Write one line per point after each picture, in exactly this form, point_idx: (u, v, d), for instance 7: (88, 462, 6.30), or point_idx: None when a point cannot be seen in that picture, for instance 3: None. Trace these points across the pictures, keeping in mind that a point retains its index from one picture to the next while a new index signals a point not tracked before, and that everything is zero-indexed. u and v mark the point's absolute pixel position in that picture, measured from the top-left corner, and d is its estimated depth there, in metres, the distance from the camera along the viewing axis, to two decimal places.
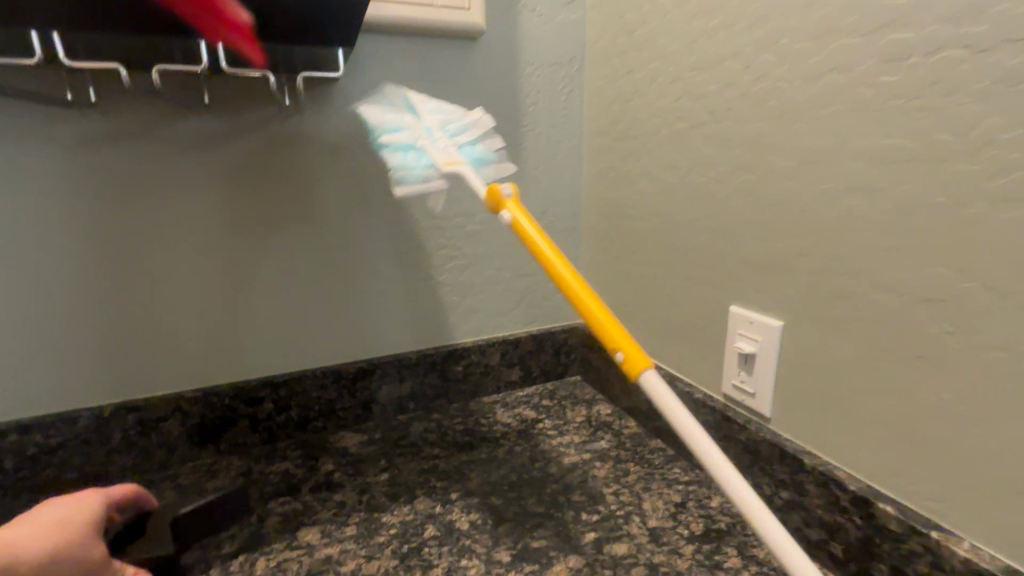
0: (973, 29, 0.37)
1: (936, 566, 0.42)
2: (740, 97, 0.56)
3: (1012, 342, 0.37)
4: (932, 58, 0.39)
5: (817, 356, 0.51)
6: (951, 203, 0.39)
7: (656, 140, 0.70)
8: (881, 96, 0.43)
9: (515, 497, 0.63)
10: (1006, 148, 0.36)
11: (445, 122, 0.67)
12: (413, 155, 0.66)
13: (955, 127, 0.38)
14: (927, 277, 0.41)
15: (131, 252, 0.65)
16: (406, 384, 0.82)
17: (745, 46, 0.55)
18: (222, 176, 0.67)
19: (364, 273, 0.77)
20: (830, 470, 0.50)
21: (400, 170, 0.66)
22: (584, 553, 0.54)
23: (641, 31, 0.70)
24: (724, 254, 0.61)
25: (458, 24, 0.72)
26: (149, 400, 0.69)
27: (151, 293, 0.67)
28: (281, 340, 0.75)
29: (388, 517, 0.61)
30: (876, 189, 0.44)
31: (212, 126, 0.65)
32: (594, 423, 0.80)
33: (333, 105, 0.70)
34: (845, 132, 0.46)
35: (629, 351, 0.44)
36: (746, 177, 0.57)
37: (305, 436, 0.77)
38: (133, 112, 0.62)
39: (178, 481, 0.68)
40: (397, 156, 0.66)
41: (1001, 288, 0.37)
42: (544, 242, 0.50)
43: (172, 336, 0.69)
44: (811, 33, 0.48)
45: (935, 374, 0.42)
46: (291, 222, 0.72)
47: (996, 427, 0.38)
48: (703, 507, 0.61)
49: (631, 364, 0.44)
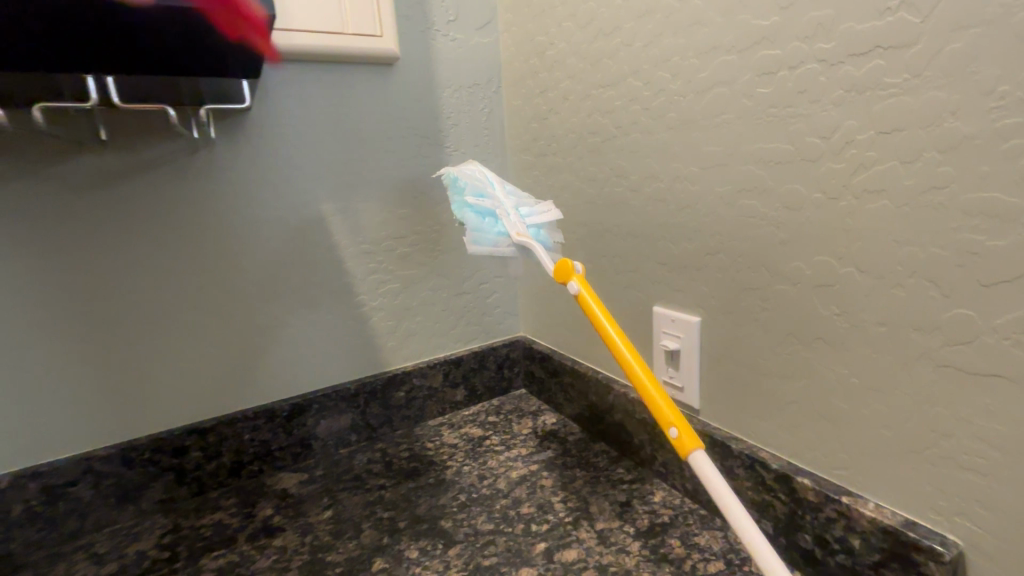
0: (825, 46, 0.41)
1: (849, 528, 0.45)
2: (643, 112, 0.60)
3: (888, 317, 0.41)
4: (797, 70, 0.44)
5: (732, 347, 0.55)
6: (826, 198, 0.43)
7: (574, 154, 0.73)
8: (759, 105, 0.47)
9: (464, 516, 0.63)
10: (862, 147, 0.40)
11: (510, 200, 0.63)
12: (489, 221, 0.63)
13: (820, 131, 0.43)
14: (817, 266, 0.45)
15: (26, 303, 0.60)
16: (347, 416, 0.80)
17: (643, 64, 0.59)
18: (127, 215, 0.63)
19: (292, 305, 0.75)
20: (754, 452, 0.53)
21: (473, 232, 0.63)
22: (535, 564, 0.55)
23: (550, 52, 0.73)
24: (646, 258, 0.64)
25: (370, 50, 0.72)
26: (56, 463, 0.63)
27: (53, 346, 0.62)
28: (205, 382, 0.71)
29: (334, 556, 0.58)
30: (767, 189, 0.48)
31: (112, 163, 0.62)
32: (540, 434, 0.81)
33: (245, 136, 0.68)
34: (735, 139, 0.50)
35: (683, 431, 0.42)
36: (656, 185, 0.60)
37: (240, 482, 0.73)
38: (18, 153, 0.58)
39: (95, 549, 0.63)
40: (474, 217, 0.63)
41: (871, 271, 0.41)
42: (633, 356, 0.46)
43: (79, 388, 0.64)
44: (698, 50, 0.52)
45: (831, 353, 0.46)
46: (208, 260, 0.69)
47: (882, 397, 0.43)
48: (646, 503, 0.63)
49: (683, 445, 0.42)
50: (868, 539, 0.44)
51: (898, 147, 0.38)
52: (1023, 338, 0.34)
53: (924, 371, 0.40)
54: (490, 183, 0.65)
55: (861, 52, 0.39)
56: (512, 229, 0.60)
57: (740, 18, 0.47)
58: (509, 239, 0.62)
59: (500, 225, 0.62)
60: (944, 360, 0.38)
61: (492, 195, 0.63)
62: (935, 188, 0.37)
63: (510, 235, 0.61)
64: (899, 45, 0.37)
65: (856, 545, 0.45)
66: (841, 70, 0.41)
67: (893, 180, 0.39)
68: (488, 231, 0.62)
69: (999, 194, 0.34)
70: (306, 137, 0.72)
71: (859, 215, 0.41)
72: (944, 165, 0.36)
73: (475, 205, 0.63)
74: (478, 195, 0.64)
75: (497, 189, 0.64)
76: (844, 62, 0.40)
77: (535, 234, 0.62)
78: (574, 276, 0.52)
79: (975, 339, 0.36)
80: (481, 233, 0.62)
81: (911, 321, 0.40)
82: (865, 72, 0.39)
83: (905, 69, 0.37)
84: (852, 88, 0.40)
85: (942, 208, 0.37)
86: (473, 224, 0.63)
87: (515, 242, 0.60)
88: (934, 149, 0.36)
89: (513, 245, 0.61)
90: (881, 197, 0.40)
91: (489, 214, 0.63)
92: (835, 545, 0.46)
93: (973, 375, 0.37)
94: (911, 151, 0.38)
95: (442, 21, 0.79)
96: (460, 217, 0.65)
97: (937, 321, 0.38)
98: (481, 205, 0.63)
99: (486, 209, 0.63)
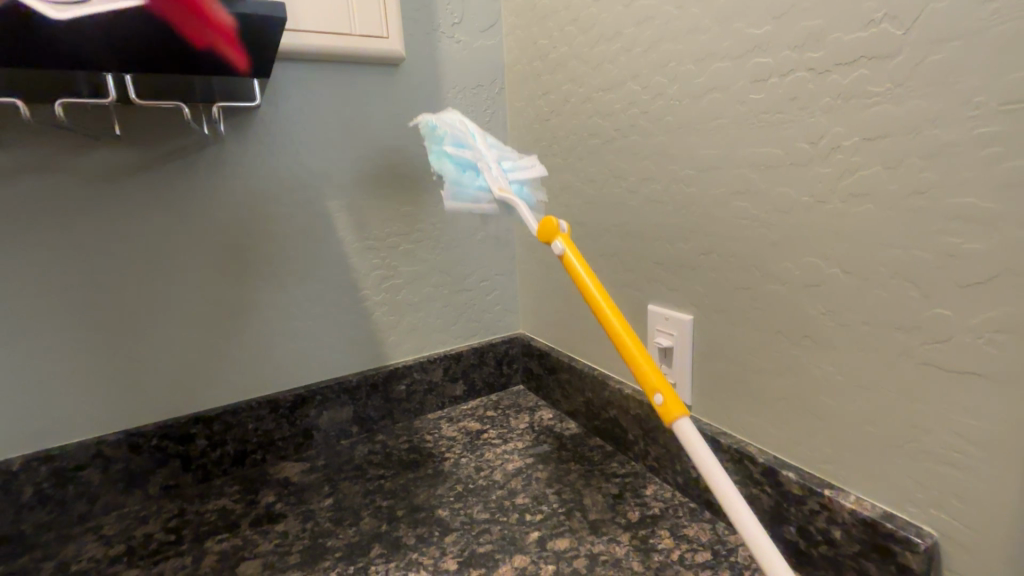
0: (814, 55, 0.43)
1: (832, 521, 0.47)
2: (641, 115, 0.62)
3: (871, 317, 0.43)
4: (788, 77, 0.45)
5: (724, 344, 0.56)
6: (813, 202, 0.45)
7: (574, 155, 0.74)
8: (752, 111, 0.49)
9: (461, 505, 0.65)
10: (848, 153, 0.42)
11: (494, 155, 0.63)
12: (469, 174, 0.63)
13: (809, 136, 0.45)
14: (806, 267, 0.47)
15: (41, 293, 0.62)
16: (348, 408, 0.82)
17: (642, 69, 0.60)
18: (139, 208, 0.65)
19: (297, 298, 0.77)
20: (743, 447, 0.55)
21: (454, 186, 0.63)
22: (528, 552, 0.57)
23: (553, 55, 0.75)
24: (642, 257, 0.65)
25: (376, 51, 0.74)
26: (66, 448, 0.65)
27: (65, 334, 0.64)
28: (210, 372, 0.73)
29: (334, 541, 0.60)
30: (758, 192, 0.50)
31: (126, 158, 0.64)
32: (536, 428, 0.82)
33: (254, 133, 0.70)
34: (729, 143, 0.52)
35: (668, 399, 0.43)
36: (653, 187, 0.62)
37: (244, 470, 0.75)
38: (36, 147, 0.60)
39: (103, 532, 0.65)
40: (453, 169, 0.64)
41: (855, 272, 0.43)
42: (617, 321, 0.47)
43: (89, 376, 0.66)
44: (694, 56, 0.54)
45: (817, 351, 0.47)
46: (216, 253, 0.71)
47: (865, 394, 0.44)
48: (639, 496, 0.64)
49: (668, 413, 0.43)
50: (849, 531, 0.45)
51: (881, 153, 0.40)
52: (996, 337, 0.36)
53: (905, 369, 0.41)
54: (471, 132, 0.64)
55: (847, 61, 0.41)
56: (494, 185, 0.61)
57: (734, 26, 0.49)
58: (490, 195, 0.62)
59: (481, 179, 0.62)
60: (923, 358, 0.40)
61: (473, 146, 0.63)
62: (916, 193, 0.38)
63: (492, 189, 0.61)
64: (883, 56, 0.39)
65: (838, 537, 0.46)
66: (829, 78, 0.42)
67: (876, 185, 0.41)
68: (469, 185, 0.63)
69: (976, 200, 0.35)
70: (313, 135, 0.74)
71: (845, 218, 0.43)
72: (924, 171, 0.38)
73: (455, 155, 0.63)
74: (458, 146, 0.63)
75: (478, 139, 0.63)
76: (832, 71, 0.42)
77: (518, 191, 0.63)
78: (559, 236, 0.52)
79: (950, 339, 0.38)
80: (461, 186, 0.63)
81: (892, 321, 0.41)
82: (852, 80, 0.41)
83: (889, 78, 0.39)
84: (839, 96, 0.42)
85: (922, 212, 0.38)
86: (452, 174, 0.64)
87: (496, 198, 0.61)
88: (915, 155, 0.38)
89: (494, 200, 0.62)
90: (865, 201, 0.41)
91: (469, 166, 0.63)
92: (818, 537, 0.48)
93: (950, 373, 0.39)
94: (893, 158, 0.39)
95: (448, 23, 0.80)
96: (437, 167, 0.65)
97: (916, 320, 0.40)
98: (461, 156, 0.63)
99: (466, 161, 0.63)
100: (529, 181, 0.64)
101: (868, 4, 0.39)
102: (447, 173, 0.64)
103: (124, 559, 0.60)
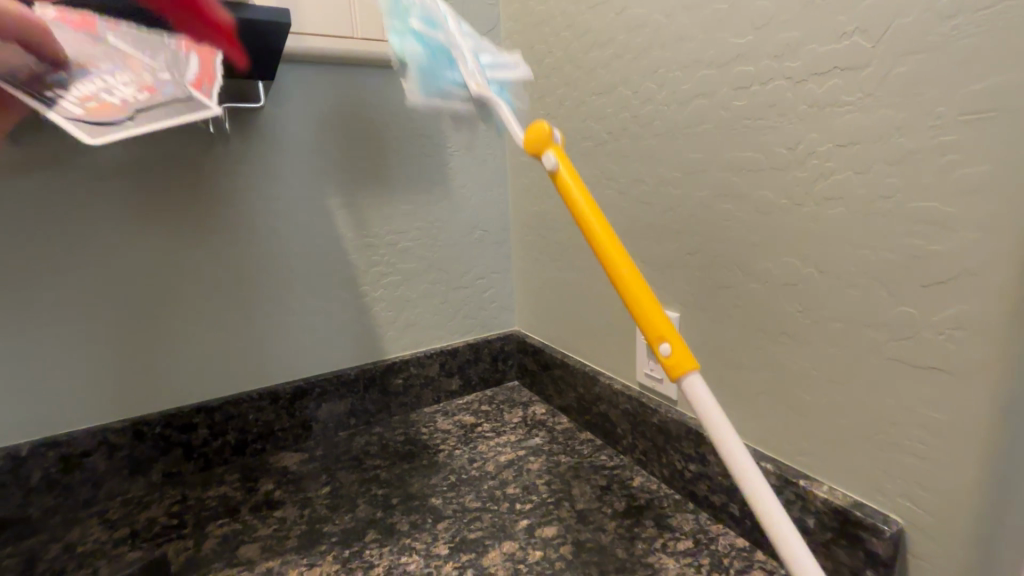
0: (792, 65, 0.45)
1: (805, 509, 0.49)
2: (632, 119, 0.64)
3: (843, 315, 0.45)
4: (768, 86, 0.47)
5: (707, 341, 0.59)
6: (791, 204, 0.47)
7: (569, 157, 0.77)
8: (735, 117, 0.51)
9: (453, 495, 0.67)
10: (823, 158, 0.44)
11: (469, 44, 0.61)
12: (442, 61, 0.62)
13: (787, 142, 0.47)
14: (783, 267, 0.49)
15: (51, 284, 0.65)
16: (346, 401, 0.84)
17: (633, 74, 0.63)
18: (145, 205, 0.68)
19: (297, 292, 0.79)
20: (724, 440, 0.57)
21: (417, 74, 0.62)
22: (517, 539, 0.59)
23: (549, 60, 0.77)
24: (632, 257, 0.68)
25: (377, 54, 0.77)
26: (72, 434, 0.67)
27: (73, 324, 0.67)
28: (212, 363, 0.75)
29: (330, 527, 0.63)
30: (740, 194, 0.52)
31: (135, 155, 0.66)
32: (529, 422, 0.85)
33: (257, 132, 0.72)
34: (713, 148, 0.54)
35: (677, 353, 0.39)
36: (643, 188, 0.64)
37: (244, 459, 0.77)
38: (48, 144, 0.62)
39: (108, 515, 0.67)
40: (420, 49, 0.61)
41: (829, 272, 0.45)
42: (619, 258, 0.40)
43: (95, 365, 0.68)
44: (682, 64, 0.56)
45: (794, 347, 0.49)
46: (220, 248, 0.73)
47: (838, 388, 0.46)
48: (625, 487, 0.67)
49: (675, 368, 0.39)
50: (821, 519, 0.48)
51: (853, 159, 0.42)
52: (955, 334, 0.38)
53: (874, 364, 0.43)
54: (443, 11, 0.60)
55: (822, 72, 0.43)
56: (472, 82, 0.61)
57: (718, 36, 0.51)
58: (465, 90, 0.63)
59: (456, 72, 0.62)
60: (890, 354, 0.42)
61: (444, 28, 0.60)
62: (883, 198, 0.41)
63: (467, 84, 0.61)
64: (855, 67, 0.41)
65: (811, 525, 0.49)
66: (805, 87, 0.44)
67: (848, 190, 0.43)
68: (442, 77, 0.63)
69: (937, 204, 0.38)
70: (314, 134, 0.76)
71: (820, 220, 0.45)
72: (891, 176, 0.40)
73: (421, 33, 0.60)
74: (428, 25, 0.60)
75: (451, 22, 0.61)
76: (809, 80, 0.44)
77: (498, 91, 0.64)
78: (552, 148, 0.44)
79: (914, 336, 0.40)
80: (429, 76, 0.62)
81: (863, 318, 0.43)
82: (826, 90, 0.43)
83: (859, 88, 0.41)
84: (814, 104, 0.44)
85: (889, 216, 0.40)
86: (415, 46, 0.61)
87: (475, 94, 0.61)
88: (883, 162, 0.40)
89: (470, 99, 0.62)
90: (838, 205, 0.44)
91: (439, 50, 0.61)
92: (793, 525, 0.50)
93: (914, 368, 0.41)
94: (864, 164, 0.41)
95: None
96: (399, 48, 0.62)
97: (884, 318, 0.42)
98: (431, 37, 0.60)
99: (435, 44, 0.61)
100: (509, 81, 0.65)
101: (841, 18, 0.41)
102: (413, 55, 0.61)
103: (127, 542, 0.62)
